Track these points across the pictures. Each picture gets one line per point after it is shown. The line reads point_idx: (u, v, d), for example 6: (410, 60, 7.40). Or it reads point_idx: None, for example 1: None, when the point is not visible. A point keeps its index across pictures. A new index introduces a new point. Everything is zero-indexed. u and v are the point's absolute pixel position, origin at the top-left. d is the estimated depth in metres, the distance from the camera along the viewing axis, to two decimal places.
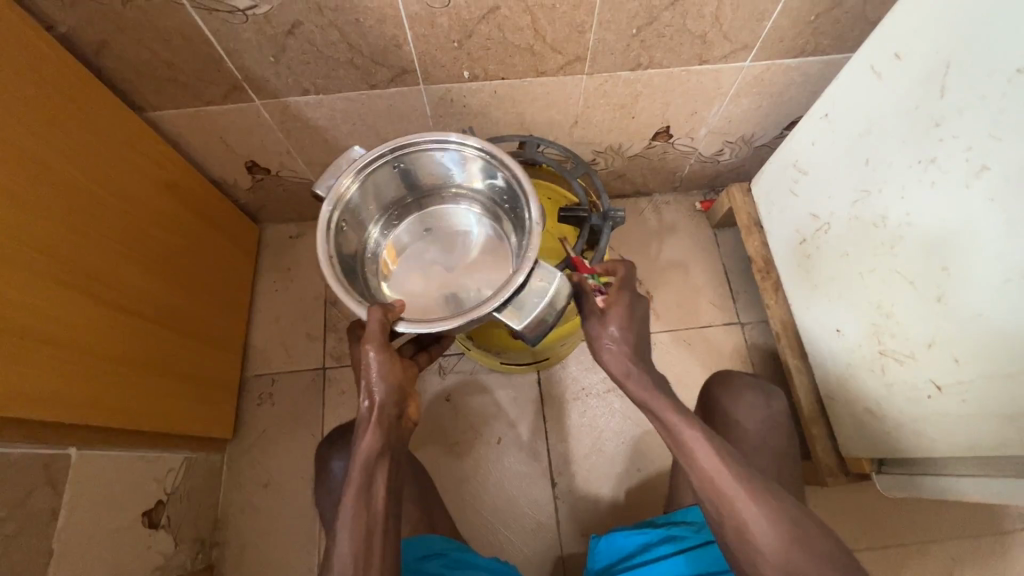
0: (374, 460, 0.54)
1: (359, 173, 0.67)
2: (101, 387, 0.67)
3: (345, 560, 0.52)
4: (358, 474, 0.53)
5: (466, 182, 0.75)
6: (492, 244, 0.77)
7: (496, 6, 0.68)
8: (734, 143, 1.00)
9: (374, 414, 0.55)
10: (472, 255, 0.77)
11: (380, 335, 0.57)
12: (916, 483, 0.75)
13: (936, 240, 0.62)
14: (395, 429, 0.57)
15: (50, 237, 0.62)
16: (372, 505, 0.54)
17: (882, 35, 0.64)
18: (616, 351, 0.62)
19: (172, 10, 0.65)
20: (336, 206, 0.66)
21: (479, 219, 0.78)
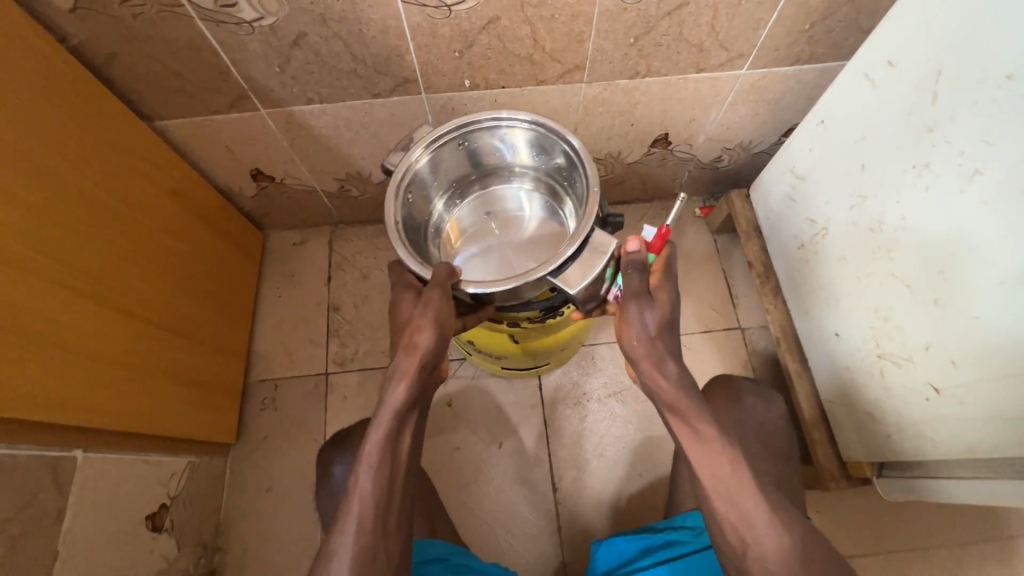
0: (411, 403, 0.57)
1: (425, 149, 0.70)
2: (107, 391, 0.68)
3: (366, 499, 0.54)
4: (396, 414, 0.56)
5: (526, 159, 0.76)
6: (553, 221, 0.78)
7: (497, 17, 0.69)
8: (732, 149, 1.01)
9: (412, 362, 0.58)
10: (532, 229, 0.78)
11: (445, 286, 0.61)
12: (919, 487, 0.75)
13: (930, 244, 0.62)
14: (425, 380, 0.60)
15: (59, 244, 0.63)
16: (397, 448, 0.56)
17: (875, 43, 0.65)
18: (643, 344, 0.60)
19: (180, 22, 0.67)
20: (403, 177, 0.69)
21: (539, 196, 0.79)
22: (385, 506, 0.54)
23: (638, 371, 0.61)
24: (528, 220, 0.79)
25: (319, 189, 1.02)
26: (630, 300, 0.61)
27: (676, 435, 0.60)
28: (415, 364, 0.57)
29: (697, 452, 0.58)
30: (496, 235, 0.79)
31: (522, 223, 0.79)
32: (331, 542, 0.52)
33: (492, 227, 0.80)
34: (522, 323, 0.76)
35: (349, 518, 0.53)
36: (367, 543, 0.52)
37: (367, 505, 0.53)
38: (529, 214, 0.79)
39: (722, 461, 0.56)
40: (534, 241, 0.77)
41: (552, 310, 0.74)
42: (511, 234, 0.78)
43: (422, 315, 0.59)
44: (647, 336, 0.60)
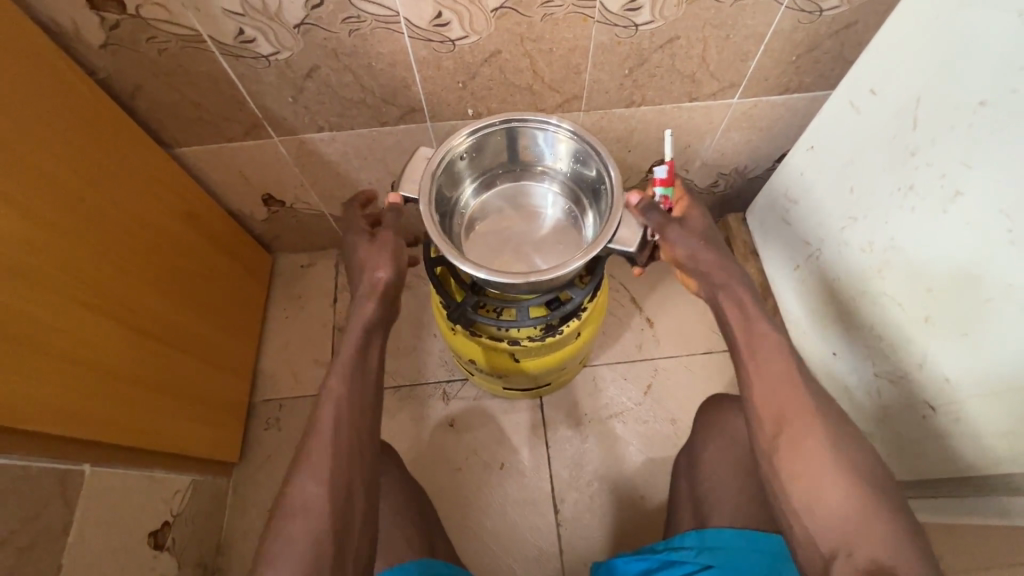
0: (376, 322, 0.63)
1: (467, 136, 0.69)
2: (119, 408, 0.70)
3: (340, 398, 0.57)
4: (364, 328, 0.62)
5: (557, 162, 0.75)
6: (572, 225, 0.77)
7: (498, 51, 0.73)
8: (728, 175, 1.04)
9: (376, 286, 0.63)
10: (551, 230, 0.77)
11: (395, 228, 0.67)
12: (929, 505, 0.72)
13: (920, 263, 0.64)
14: (389, 307, 0.65)
15: (80, 262, 0.66)
16: (366, 360, 0.61)
17: (858, 73, 0.69)
18: (714, 253, 0.62)
19: (202, 57, 0.71)
20: (440, 160, 0.67)
21: (563, 199, 0.78)
22: (354, 417, 0.57)
23: (706, 285, 0.62)
24: (549, 221, 0.77)
25: (327, 213, 1.06)
26: (672, 226, 0.63)
27: (738, 364, 0.58)
28: (380, 291, 0.63)
29: (757, 385, 0.56)
30: (516, 229, 0.77)
31: (542, 223, 0.77)
32: (308, 441, 0.55)
33: (512, 221, 0.78)
34: (522, 341, 0.77)
35: (322, 425, 0.56)
36: (343, 444, 0.55)
37: (341, 406, 0.57)
38: (551, 215, 0.78)
39: (766, 375, 0.56)
40: (552, 242, 0.76)
41: (551, 327, 0.76)
42: (529, 231, 0.77)
43: (382, 250, 0.65)
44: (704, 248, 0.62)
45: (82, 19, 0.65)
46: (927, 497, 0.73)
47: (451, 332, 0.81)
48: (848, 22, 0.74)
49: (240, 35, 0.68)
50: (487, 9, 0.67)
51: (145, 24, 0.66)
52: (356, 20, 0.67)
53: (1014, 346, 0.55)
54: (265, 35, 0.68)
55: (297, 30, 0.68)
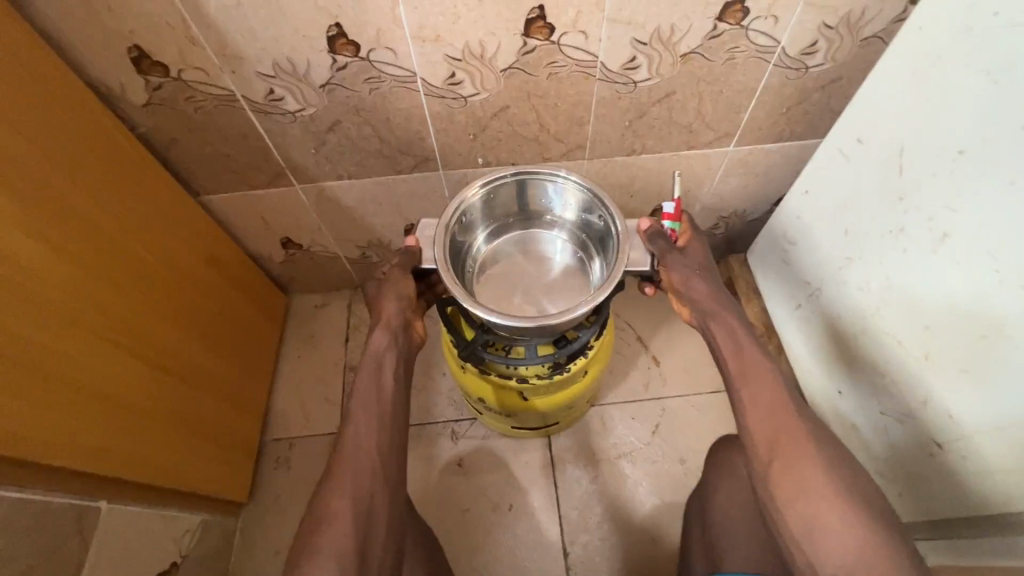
0: (387, 344, 0.68)
1: (480, 188, 0.74)
2: (141, 445, 0.72)
3: (360, 420, 0.62)
4: (375, 353, 0.68)
5: (565, 211, 0.79)
6: (579, 271, 0.80)
7: (507, 106, 0.79)
8: (728, 218, 1.08)
9: (382, 320, 0.70)
10: (559, 276, 0.80)
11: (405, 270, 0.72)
12: (956, 547, 0.70)
13: (916, 302, 0.66)
14: (402, 335, 0.71)
15: (113, 303, 0.70)
16: (381, 387, 0.65)
17: (846, 124, 0.73)
18: (700, 279, 0.70)
19: (234, 113, 0.77)
20: (455, 210, 0.72)
21: (571, 246, 0.81)
22: (372, 439, 0.61)
23: (697, 308, 0.70)
24: (557, 266, 0.81)
25: (342, 255, 1.10)
26: (671, 254, 0.71)
27: (732, 389, 0.64)
28: (387, 323, 0.70)
29: (749, 407, 0.61)
30: (525, 275, 0.81)
31: (550, 268, 0.81)
32: (335, 462, 0.59)
33: (522, 267, 0.81)
34: (531, 380, 0.79)
35: (346, 449, 0.60)
36: (365, 462, 0.59)
37: (361, 428, 0.62)
38: (559, 261, 0.81)
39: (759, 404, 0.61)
40: (559, 288, 0.79)
41: (559, 364, 0.78)
42: (538, 276, 0.80)
43: (387, 286, 0.71)
44: (695, 279, 0.70)
45: (129, 81, 0.71)
46: (955, 539, 0.70)
47: (461, 370, 0.83)
48: (833, 77, 0.79)
49: (270, 94, 0.74)
50: (497, 69, 0.73)
51: (185, 85, 0.72)
52: (376, 81, 0.74)
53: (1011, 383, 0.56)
54: (293, 94, 0.74)
55: (323, 89, 0.74)
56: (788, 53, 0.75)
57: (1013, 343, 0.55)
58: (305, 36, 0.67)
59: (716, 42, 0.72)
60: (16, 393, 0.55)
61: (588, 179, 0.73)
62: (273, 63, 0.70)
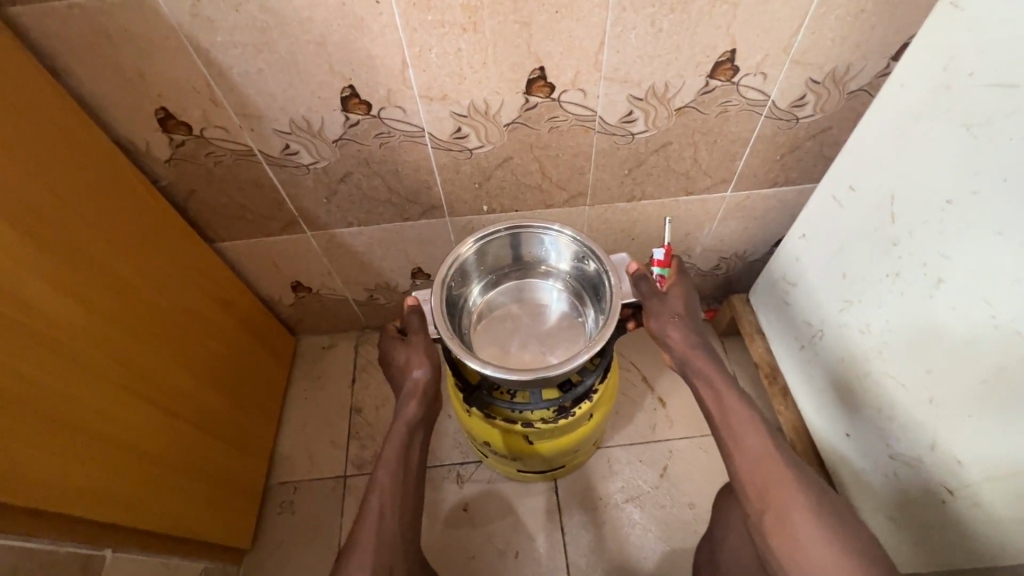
0: (419, 419, 0.71)
1: (474, 243, 0.76)
2: (148, 490, 0.72)
3: (386, 493, 0.64)
4: (408, 424, 0.69)
5: (560, 262, 0.81)
6: (574, 320, 0.82)
7: (510, 156, 0.83)
8: (728, 258, 1.10)
9: (419, 387, 0.71)
10: (555, 324, 0.82)
11: (423, 330, 0.74)
12: None
13: (916, 346, 0.66)
14: (432, 404, 0.73)
15: (129, 350, 0.72)
16: (409, 457, 0.68)
17: (838, 172, 0.76)
18: (677, 327, 0.72)
19: (251, 166, 0.81)
20: (451, 263, 0.74)
21: (566, 294, 0.83)
22: (397, 510, 0.63)
23: (677, 358, 0.73)
24: (553, 314, 0.83)
25: (349, 297, 1.13)
26: (652, 298, 0.74)
27: (718, 433, 0.68)
28: (423, 391, 0.71)
29: (740, 459, 0.65)
30: (522, 324, 0.82)
31: (546, 317, 0.83)
32: (356, 533, 0.60)
33: (517, 316, 0.83)
34: (536, 424, 0.79)
35: (370, 517, 0.62)
36: (387, 538, 0.61)
37: (386, 501, 0.63)
38: (555, 310, 0.83)
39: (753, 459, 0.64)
40: (557, 336, 0.80)
41: (564, 409, 0.78)
42: (534, 325, 0.82)
43: (423, 353, 0.73)
44: (679, 322, 0.72)
45: (154, 139, 0.75)
46: None
47: (466, 414, 0.83)
48: (823, 127, 0.82)
49: (286, 149, 0.78)
50: (501, 124, 0.77)
51: (206, 142, 0.76)
52: (387, 135, 0.78)
53: (1011, 430, 0.57)
54: (307, 148, 0.78)
55: (335, 143, 0.78)
56: (779, 106, 0.78)
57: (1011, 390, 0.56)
58: (321, 96, 0.71)
59: (709, 96, 0.76)
60: (37, 440, 0.57)
61: (579, 231, 0.75)
62: (290, 122, 0.74)
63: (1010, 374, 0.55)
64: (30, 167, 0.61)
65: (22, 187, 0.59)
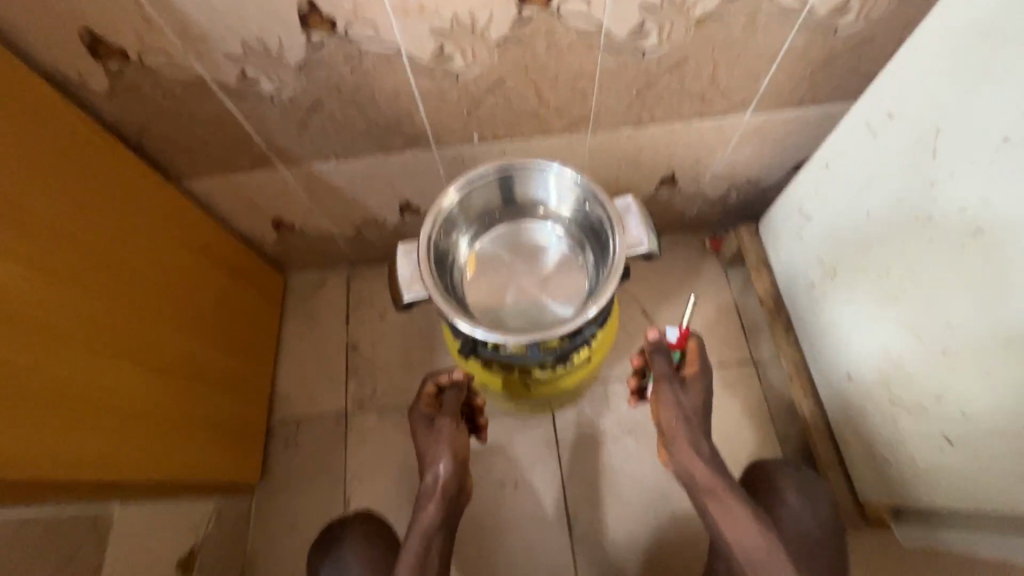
0: (437, 524, 0.70)
1: (465, 185, 0.68)
2: (144, 446, 0.72)
3: None
4: (425, 530, 0.69)
5: (561, 205, 0.75)
6: (575, 267, 0.77)
7: (502, 80, 0.72)
8: (739, 185, 1.02)
9: (438, 487, 0.72)
10: (554, 271, 0.77)
11: (454, 414, 0.76)
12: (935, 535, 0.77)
13: (939, 296, 0.62)
14: (452, 501, 0.74)
15: (100, 310, 0.67)
16: (427, 564, 0.68)
17: (877, 95, 0.66)
18: (683, 425, 0.73)
19: (205, 97, 0.70)
20: (441, 209, 0.67)
21: (567, 239, 0.77)
22: None
23: (678, 462, 0.73)
24: (552, 261, 0.77)
25: (337, 233, 1.07)
26: (663, 382, 0.74)
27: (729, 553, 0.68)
28: (439, 490, 0.72)
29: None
30: (518, 270, 0.77)
31: (545, 263, 0.77)
32: None
33: (513, 260, 0.78)
34: (534, 372, 0.78)
35: None
36: None
37: None
38: (555, 256, 0.78)
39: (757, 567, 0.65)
40: (555, 285, 0.76)
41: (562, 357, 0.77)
42: (531, 271, 0.77)
43: (443, 443, 0.74)
44: (682, 414, 0.73)
45: (87, 70, 0.64)
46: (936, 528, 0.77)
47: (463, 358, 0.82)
48: (865, 38, 0.71)
49: (242, 76, 0.68)
50: (490, 42, 0.66)
51: (148, 71, 0.66)
52: (358, 59, 0.67)
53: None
54: (268, 76, 0.68)
55: (300, 70, 0.67)
56: (816, 13, 0.67)
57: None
58: (274, 11, 0.59)
59: (736, 4, 0.64)
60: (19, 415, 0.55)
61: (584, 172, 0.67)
62: (242, 44, 0.63)
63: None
64: None
65: None
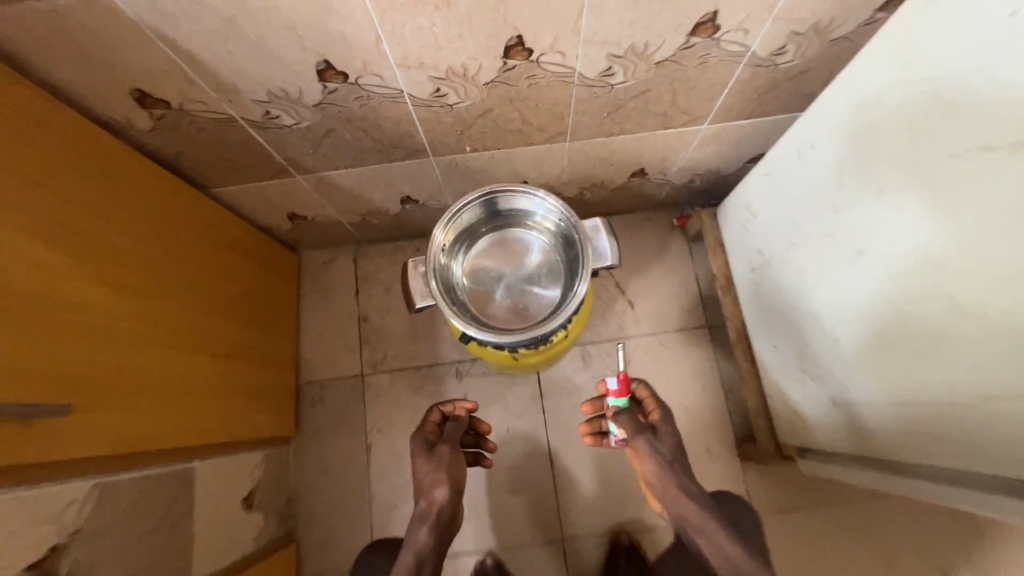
0: (428, 544, 0.85)
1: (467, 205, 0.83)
2: (209, 416, 0.91)
3: None
4: (419, 549, 0.84)
5: (545, 220, 0.91)
6: (554, 270, 0.93)
7: (491, 108, 0.83)
8: (701, 175, 1.16)
9: (431, 512, 0.88)
10: (537, 273, 0.93)
11: (451, 445, 0.93)
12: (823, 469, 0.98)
13: (835, 296, 0.80)
14: (443, 526, 0.88)
15: (169, 313, 0.83)
16: None
17: (803, 126, 0.80)
18: (664, 469, 0.85)
19: (233, 128, 0.81)
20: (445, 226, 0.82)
21: (548, 247, 0.92)
22: None
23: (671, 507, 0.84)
24: (536, 264, 0.93)
25: (344, 221, 1.19)
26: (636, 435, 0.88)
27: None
28: (433, 514, 0.88)
29: None
30: (508, 271, 0.93)
31: (530, 266, 0.93)
32: None
33: (504, 262, 0.93)
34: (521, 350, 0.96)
35: None
36: None
37: None
38: (538, 261, 0.93)
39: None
40: (537, 284, 0.92)
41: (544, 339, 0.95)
42: (518, 272, 0.93)
43: (438, 475, 0.90)
44: (660, 459, 0.85)
45: (134, 114, 0.75)
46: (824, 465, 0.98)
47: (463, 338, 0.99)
48: (802, 70, 0.83)
49: (266, 114, 0.78)
50: (480, 83, 0.77)
51: (186, 113, 0.76)
52: (366, 98, 0.78)
53: (904, 374, 0.70)
54: (288, 113, 0.79)
55: (316, 107, 0.78)
56: (759, 55, 0.78)
57: (909, 347, 0.68)
58: (296, 70, 0.70)
59: (690, 51, 0.75)
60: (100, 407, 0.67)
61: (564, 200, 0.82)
62: (267, 93, 0.73)
63: (913, 334, 0.67)
64: (50, 177, 0.64)
65: (51, 203, 0.64)
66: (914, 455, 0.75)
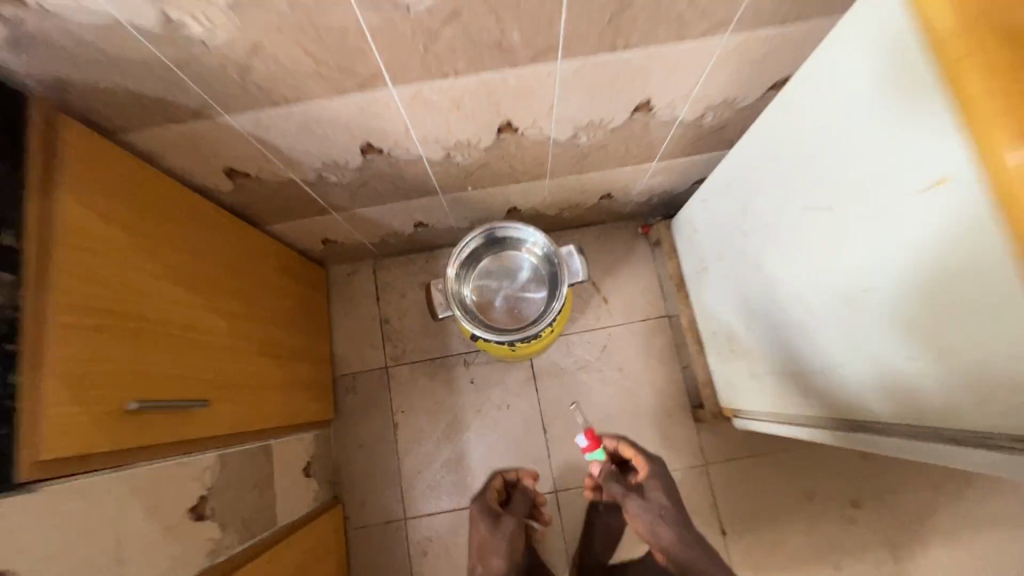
0: None
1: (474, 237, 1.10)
2: (278, 404, 1.17)
3: None
4: None
5: (534, 246, 1.17)
6: (541, 282, 1.20)
7: (487, 162, 1.09)
8: (657, 195, 1.43)
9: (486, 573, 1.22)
10: (528, 285, 1.20)
11: (512, 517, 1.28)
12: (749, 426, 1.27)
13: (749, 295, 1.07)
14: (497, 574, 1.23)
15: (250, 327, 1.08)
16: None
17: (723, 170, 1.07)
18: (653, 520, 1.19)
19: (292, 186, 1.06)
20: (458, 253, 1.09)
21: (537, 265, 1.19)
22: None
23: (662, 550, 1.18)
24: (527, 278, 1.20)
25: (367, 242, 1.45)
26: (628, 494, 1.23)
27: None
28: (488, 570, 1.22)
29: None
30: (506, 283, 1.20)
31: (523, 280, 1.20)
32: None
33: (503, 277, 1.21)
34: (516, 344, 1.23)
35: None
36: None
37: None
38: (529, 276, 1.20)
39: None
40: (528, 293, 1.20)
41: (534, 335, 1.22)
42: (513, 284, 1.20)
43: (494, 535, 1.25)
44: (646, 517, 1.20)
45: (221, 183, 1.00)
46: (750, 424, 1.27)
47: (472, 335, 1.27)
48: (722, 125, 1.09)
49: (319, 176, 1.04)
50: (479, 149, 1.03)
51: (259, 179, 1.01)
52: (394, 162, 1.03)
53: (815, 345, 0.89)
54: (335, 174, 1.04)
55: (356, 170, 1.03)
56: (686, 119, 1.04)
57: (868, 317, 0.74)
58: (346, 149, 0.94)
59: (634, 121, 1.01)
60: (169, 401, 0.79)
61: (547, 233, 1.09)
62: (322, 164, 0.99)
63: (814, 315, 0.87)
64: (181, 238, 0.89)
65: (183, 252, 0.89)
66: (853, 413, 0.88)
